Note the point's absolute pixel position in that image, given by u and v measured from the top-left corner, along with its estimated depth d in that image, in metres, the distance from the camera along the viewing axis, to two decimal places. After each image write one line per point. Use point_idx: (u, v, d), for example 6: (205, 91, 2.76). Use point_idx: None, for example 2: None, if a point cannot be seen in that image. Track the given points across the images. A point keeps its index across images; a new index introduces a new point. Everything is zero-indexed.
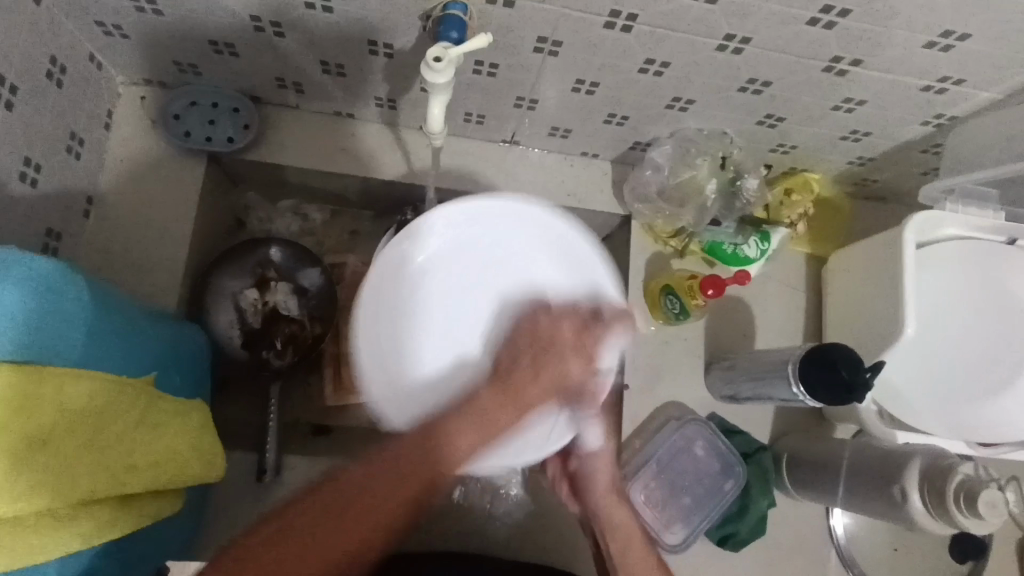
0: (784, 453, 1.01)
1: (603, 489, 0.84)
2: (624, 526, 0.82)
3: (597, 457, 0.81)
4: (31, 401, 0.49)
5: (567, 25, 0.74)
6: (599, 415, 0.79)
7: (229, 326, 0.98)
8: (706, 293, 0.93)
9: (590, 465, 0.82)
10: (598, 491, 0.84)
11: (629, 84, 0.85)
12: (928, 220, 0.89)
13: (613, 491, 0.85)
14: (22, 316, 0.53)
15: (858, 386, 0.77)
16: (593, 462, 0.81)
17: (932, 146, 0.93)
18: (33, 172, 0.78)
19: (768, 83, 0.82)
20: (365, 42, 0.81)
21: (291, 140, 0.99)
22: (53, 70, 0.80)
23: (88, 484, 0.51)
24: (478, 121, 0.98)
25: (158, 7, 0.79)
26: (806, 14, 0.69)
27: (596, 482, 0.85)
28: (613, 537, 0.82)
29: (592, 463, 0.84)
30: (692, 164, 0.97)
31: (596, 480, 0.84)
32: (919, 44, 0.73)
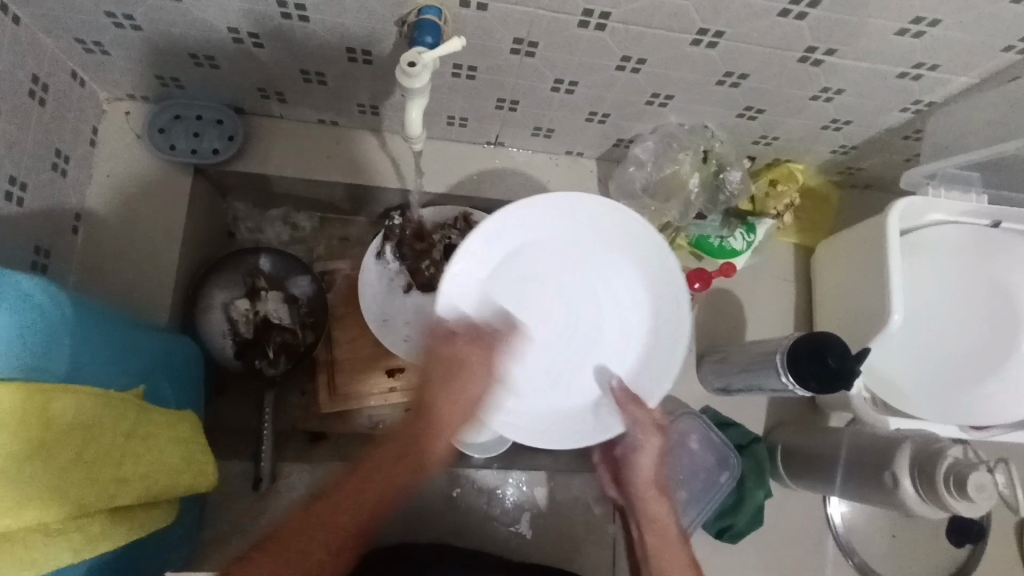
0: (779, 443, 1.02)
1: (646, 479, 0.80)
2: (660, 521, 0.77)
3: (644, 462, 0.79)
4: (18, 417, 0.49)
5: (542, 25, 0.75)
6: (659, 430, 0.78)
7: (221, 335, 0.99)
8: (693, 287, 0.92)
9: (638, 468, 0.79)
10: (639, 482, 0.80)
11: (608, 81, 0.85)
12: (914, 204, 0.90)
13: (654, 485, 0.80)
14: (5, 331, 0.53)
15: (846, 373, 0.77)
16: (641, 468, 0.79)
17: (913, 132, 0.94)
18: (19, 191, 0.79)
19: (745, 75, 0.83)
20: (343, 50, 0.82)
21: (276, 150, 0.99)
22: (35, 89, 0.80)
23: (79, 497, 0.52)
24: (461, 124, 0.98)
25: (137, 23, 0.80)
26: (778, 6, 0.70)
27: (639, 473, 0.80)
28: (648, 528, 0.76)
29: (637, 453, 0.79)
30: (676, 158, 0.97)
31: (641, 471, 0.79)
32: (892, 31, 0.73)
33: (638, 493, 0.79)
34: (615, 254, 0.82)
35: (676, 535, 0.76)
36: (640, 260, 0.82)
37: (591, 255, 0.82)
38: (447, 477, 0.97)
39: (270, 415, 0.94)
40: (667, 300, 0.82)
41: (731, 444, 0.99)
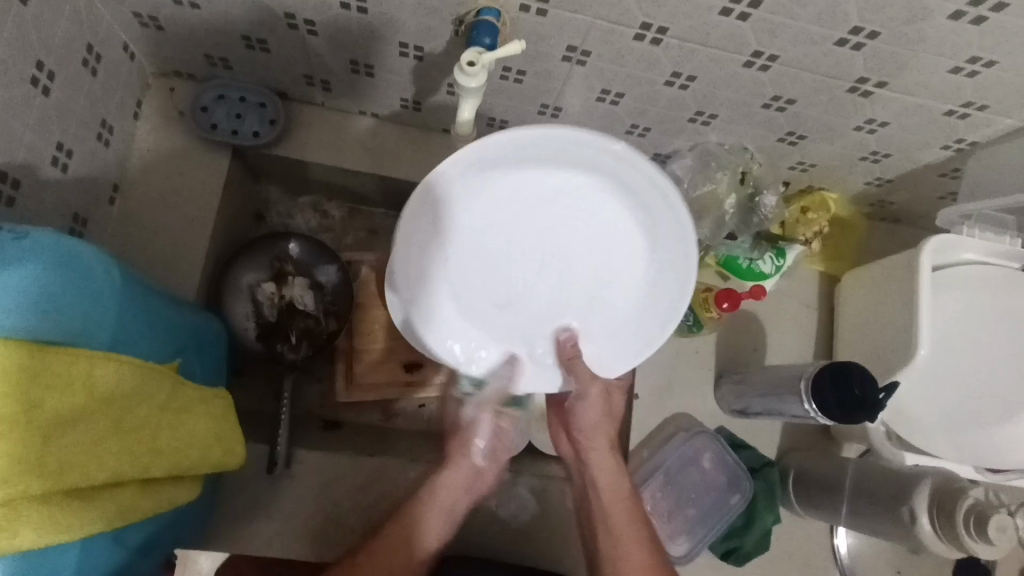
0: (791, 469, 1.01)
1: (592, 432, 0.82)
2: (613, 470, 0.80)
3: (588, 407, 0.81)
4: (64, 379, 0.49)
5: (598, 35, 0.75)
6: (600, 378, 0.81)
7: (245, 318, 0.98)
8: (721, 306, 0.93)
9: (583, 414, 0.82)
10: (587, 433, 0.82)
11: (654, 95, 0.86)
12: (946, 242, 0.90)
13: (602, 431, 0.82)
14: (54, 295, 0.52)
15: (869, 405, 0.77)
16: (585, 412, 0.81)
17: (952, 170, 0.94)
18: (64, 157, 0.80)
19: (792, 101, 0.83)
20: (395, 43, 0.82)
21: (315, 137, 1.00)
22: (89, 58, 0.81)
23: (116, 465, 0.52)
24: (500, 126, 0.99)
25: (195, 1, 0.81)
26: (836, 34, 0.70)
27: (581, 423, 0.82)
28: (601, 480, 0.80)
29: (578, 406, 0.81)
30: (713, 177, 0.97)
31: (589, 412, 0.81)
32: (946, 68, 0.73)
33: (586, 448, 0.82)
34: (618, 234, 0.80)
35: (628, 496, 0.78)
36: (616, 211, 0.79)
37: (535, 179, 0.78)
38: None
39: (289, 397, 0.93)
40: (674, 282, 0.80)
41: (744, 467, 1.00)
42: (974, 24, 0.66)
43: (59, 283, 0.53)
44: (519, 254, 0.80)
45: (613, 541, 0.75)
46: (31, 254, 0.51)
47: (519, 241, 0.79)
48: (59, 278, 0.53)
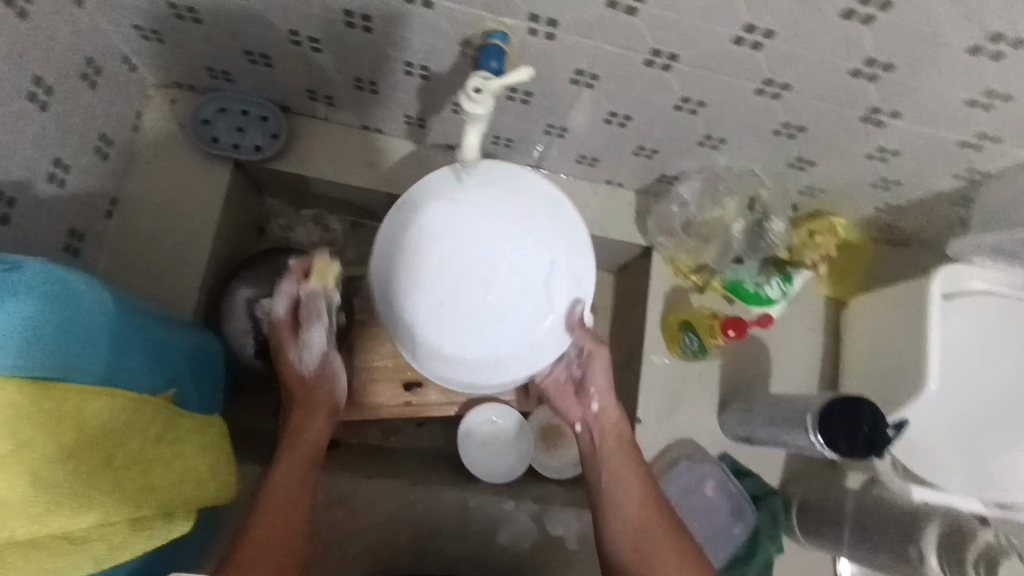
0: (794, 497, 1.00)
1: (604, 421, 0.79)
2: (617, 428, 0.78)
3: (597, 374, 0.78)
4: (58, 416, 0.48)
5: (606, 59, 0.74)
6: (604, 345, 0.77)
7: (244, 333, 0.95)
8: (727, 333, 0.92)
9: (592, 381, 0.79)
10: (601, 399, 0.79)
11: (662, 118, 0.84)
12: (956, 271, 0.89)
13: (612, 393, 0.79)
14: (43, 332, 0.50)
15: (878, 443, 0.77)
16: (593, 380, 0.78)
17: (962, 199, 0.93)
18: (61, 173, 0.78)
19: (803, 128, 0.82)
20: (401, 62, 0.81)
21: (318, 152, 0.98)
22: (88, 71, 0.80)
23: (108, 503, 0.50)
24: (506, 144, 0.97)
25: (198, 15, 0.80)
26: (849, 66, 0.69)
27: (595, 387, 0.79)
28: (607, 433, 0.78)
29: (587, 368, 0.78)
30: (721, 202, 0.96)
31: (596, 378, 0.78)
32: (960, 101, 0.72)
33: (579, 416, 0.80)
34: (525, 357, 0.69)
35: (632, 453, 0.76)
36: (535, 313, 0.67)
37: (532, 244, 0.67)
38: (456, 498, 0.95)
39: None
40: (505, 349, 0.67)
41: (747, 494, 0.98)
42: (992, 59, 0.65)
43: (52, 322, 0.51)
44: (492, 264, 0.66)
45: (614, 483, 0.74)
46: (18, 291, 0.50)
47: (533, 263, 0.67)
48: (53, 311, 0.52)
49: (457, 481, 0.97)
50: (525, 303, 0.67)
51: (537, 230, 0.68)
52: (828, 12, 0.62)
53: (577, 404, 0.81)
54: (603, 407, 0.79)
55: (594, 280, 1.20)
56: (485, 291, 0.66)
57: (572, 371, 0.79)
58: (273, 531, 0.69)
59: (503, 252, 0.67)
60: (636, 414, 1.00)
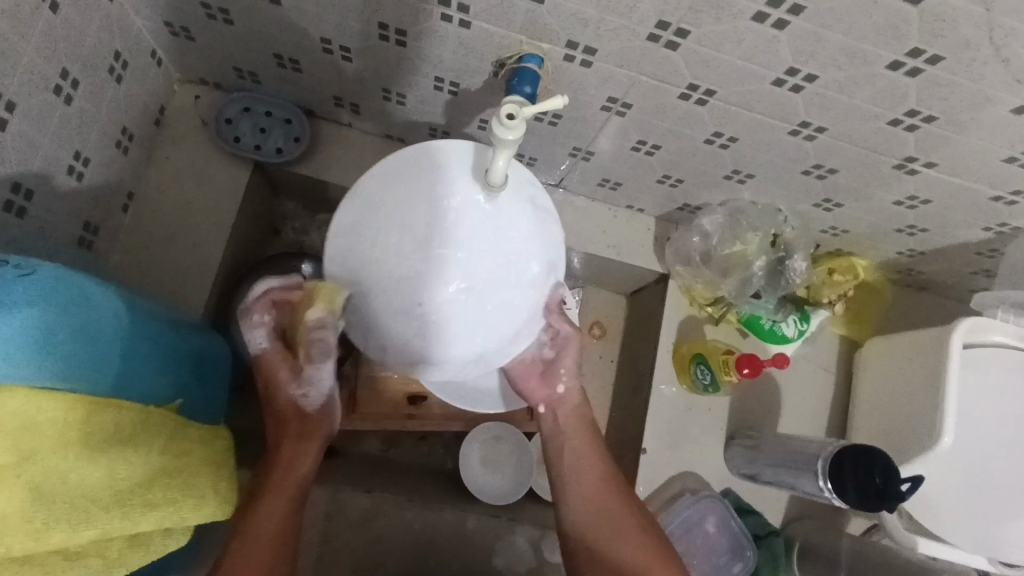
0: (796, 539, 0.98)
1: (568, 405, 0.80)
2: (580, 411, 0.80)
3: (567, 358, 0.80)
4: (58, 430, 0.47)
5: (641, 89, 0.72)
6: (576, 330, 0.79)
7: (252, 336, 0.94)
8: (741, 371, 0.90)
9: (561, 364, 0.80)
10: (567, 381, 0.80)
11: (691, 151, 0.83)
12: (981, 323, 0.88)
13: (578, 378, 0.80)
14: (43, 349, 0.48)
15: (890, 496, 0.73)
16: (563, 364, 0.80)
17: (988, 251, 0.91)
18: (81, 166, 0.77)
19: (833, 171, 0.80)
20: (431, 77, 0.80)
21: (339, 158, 0.97)
22: (115, 65, 0.79)
23: (107, 521, 0.49)
24: (529, 163, 0.96)
25: (229, 16, 0.79)
26: (889, 115, 0.67)
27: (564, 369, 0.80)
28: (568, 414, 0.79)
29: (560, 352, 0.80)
30: (743, 237, 0.94)
31: (565, 361, 0.80)
32: (999, 158, 0.70)
33: (540, 398, 0.80)
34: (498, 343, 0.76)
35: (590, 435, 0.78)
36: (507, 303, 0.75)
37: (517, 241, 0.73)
38: (454, 518, 0.94)
39: None
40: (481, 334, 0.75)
41: (749, 533, 0.97)
42: None
43: (53, 335, 0.49)
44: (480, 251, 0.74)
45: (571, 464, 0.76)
46: (19, 302, 0.47)
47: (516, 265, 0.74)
48: (55, 324, 0.49)
49: (456, 499, 0.96)
50: (507, 295, 0.75)
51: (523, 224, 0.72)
52: (874, 62, 0.61)
53: (542, 385, 0.80)
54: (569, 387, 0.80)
55: (606, 302, 1.19)
56: (476, 284, 0.74)
57: (544, 352, 0.80)
58: (257, 552, 0.63)
59: (493, 251, 0.74)
60: (641, 444, 0.99)
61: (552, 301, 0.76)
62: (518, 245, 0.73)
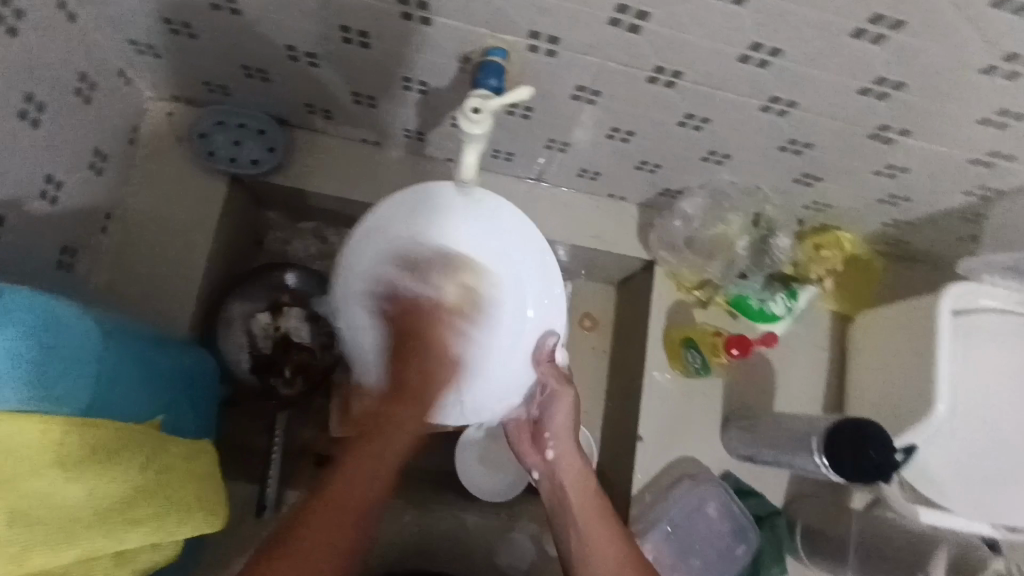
0: (799, 518, 0.98)
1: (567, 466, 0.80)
2: (573, 472, 0.79)
3: (558, 415, 0.81)
4: (34, 451, 0.48)
5: (609, 76, 0.72)
6: (566, 384, 0.82)
7: (239, 349, 0.96)
8: (731, 352, 0.91)
9: (552, 422, 0.81)
10: (559, 440, 0.81)
11: (666, 135, 0.83)
12: (964, 291, 0.87)
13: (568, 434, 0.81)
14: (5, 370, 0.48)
15: (886, 469, 0.74)
16: (554, 421, 0.81)
17: (973, 215, 0.91)
18: (54, 190, 0.77)
19: (810, 145, 0.80)
20: (400, 78, 0.80)
21: (316, 166, 0.97)
22: (83, 87, 0.79)
23: (87, 539, 0.49)
24: (507, 158, 0.95)
25: (193, 31, 0.79)
26: (859, 84, 0.67)
27: (553, 426, 0.81)
28: (567, 477, 0.79)
29: (550, 410, 0.81)
30: (725, 218, 0.95)
31: (554, 417, 0.81)
32: (974, 120, 0.70)
33: (535, 462, 0.83)
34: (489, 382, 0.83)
35: (593, 495, 0.76)
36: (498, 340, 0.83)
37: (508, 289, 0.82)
38: (454, 519, 0.93)
39: (280, 437, 0.90)
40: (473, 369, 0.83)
41: (751, 515, 0.96)
42: (1008, 79, 0.63)
43: (17, 356, 0.49)
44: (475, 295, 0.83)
45: (582, 531, 0.73)
46: None
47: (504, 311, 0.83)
48: (18, 344, 0.49)
49: (455, 501, 0.95)
50: (505, 337, 0.83)
51: (528, 277, 0.81)
52: (838, 31, 0.60)
53: (536, 450, 0.83)
54: (557, 455, 0.80)
55: (596, 293, 1.19)
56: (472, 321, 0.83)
57: (531, 411, 0.84)
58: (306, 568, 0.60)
59: (484, 297, 0.83)
60: (638, 433, 0.98)
61: (545, 351, 0.81)
62: (519, 295, 0.82)
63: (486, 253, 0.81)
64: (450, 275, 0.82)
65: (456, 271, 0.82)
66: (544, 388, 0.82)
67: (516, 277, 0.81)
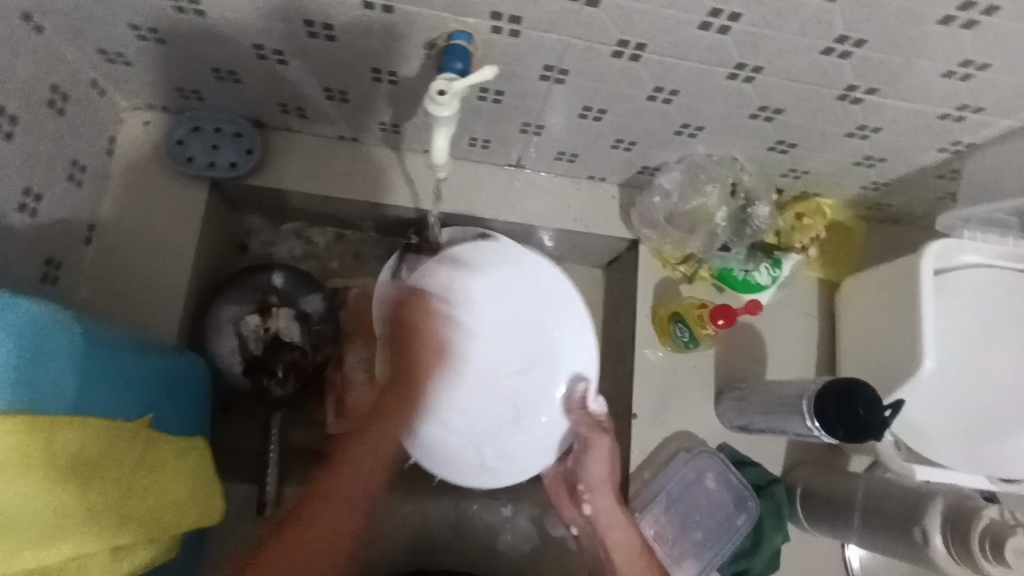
0: (797, 484, 0.98)
1: (608, 515, 0.84)
2: (620, 527, 0.84)
3: (596, 468, 0.86)
4: (19, 458, 0.47)
5: (574, 53, 0.73)
6: (606, 433, 0.86)
7: (230, 352, 0.95)
8: (717, 323, 0.91)
9: (591, 473, 0.86)
10: (601, 494, 0.86)
11: (637, 110, 0.83)
12: (948, 247, 0.87)
13: (608, 484, 0.86)
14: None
15: (875, 424, 0.74)
16: (593, 473, 0.86)
17: (949, 172, 0.91)
18: (33, 203, 0.78)
19: (780, 111, 0.80)
20: (369, 70, 0.80)
21: (294, 166, 0.97)
22: (55, 99, 0.79)
23: (82, 537, 0.50)
24: (483, 145, 0.96)
25: (161, 36, 0.79)
26: (821, 44, 0.67)
27: (588, 478, 0.86)
28: (609, 534, 0.83)
29: (586, 459, 0.86)
30: (702, 191, 0.95)
31: (593, 471, 0.85)
32: (938, 73, 0.70)
33: (576, 518, 0.89)
34: (523, 436, 0.87)
35: (634, 545, 0.82)
36: (530, 399, 0.87)
37: (539, 339, 0.88)
38: (454, 507, 0.94)
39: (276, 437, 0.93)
40: (513, 428, 0.87)
41: (749, 484, 0.97)
42: (965, 28, 0.63)
43: None
44: (506, 353, 0.87)
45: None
46: None
47: (536, 364, 0.88)
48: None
49: (454, 489, 0.96)
50: (540, 377, 0.88)
51: (544, 321, 0.88)
52: None
53: (572, 502, 0.89)
54: (595, 510, 0.85)
55: (583, 276, 1.19)
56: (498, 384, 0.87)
57: (566, 463, 0.90)
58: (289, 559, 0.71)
59: (514, 355, 0.87)
60: (632, 411, 0.99)
61: (574, 399, 0.87)
62: (559, 339, 0.88)
63: (510, 301, 0.88)
64: (476, 331, 0.86)
65: (480, 324, 0.86)
66: (581, 442, 0.87)
67: (531, 331, 0.88)
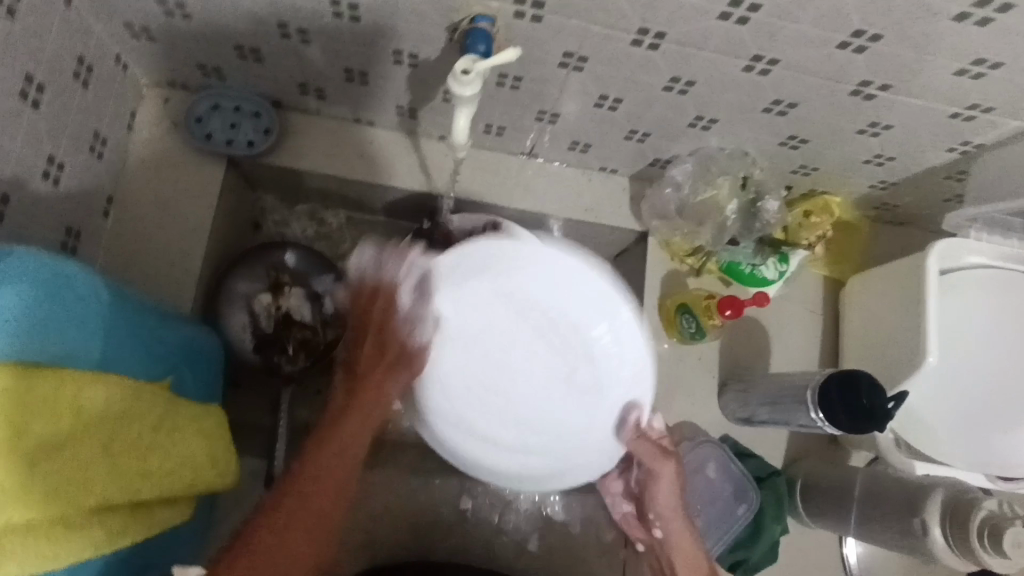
0: (798, 479, 0.99)
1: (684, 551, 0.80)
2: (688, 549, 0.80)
3: (662, 487, 0.82)
4: (49, 406, 0.50)
5: (594, 40, 0.74)
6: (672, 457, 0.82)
7: (242, 329, 0.97)
8: (724, 313, 0.92)
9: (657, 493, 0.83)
10: (675, 524, 0.82)
11: (652, 100, 0.84)
12: (952, 245, 0.88)
13: (675, 510, 0.82)
14: (24, 324, 0.50)
15: (878, 414, 0.75)
16: (659, 493, 0.82)
17: (957, 173, 0.92)
18: (56, 171, 0.79)
19: (794, 105, 0.81)
20: (390, 51, 0.81)
21: (311, 146, 0.99)
22: (80, 70, 0.81)
23: (104, 490, 0.52)
24: (498, 133, 0.97)
25: (187, 11, 0.80)
26: (838, 37, 0.69)
27: (658, 507, 0.83)
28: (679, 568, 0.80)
29: (655, 482, 0.82)
30: (714, 182, 0.97)
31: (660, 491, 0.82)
32: (951, 71, 0.72)
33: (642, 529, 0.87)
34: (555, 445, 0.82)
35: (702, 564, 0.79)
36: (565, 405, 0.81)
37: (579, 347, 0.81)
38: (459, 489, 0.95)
39: (285, 413, 0.94)
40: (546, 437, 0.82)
41: (750, 476, 0.96)
42: (980, 25, 0.64)
43: (27, 310, 0.51)
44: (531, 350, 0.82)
45: None
46: None
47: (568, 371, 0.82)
48: (32, 301, 0.51)
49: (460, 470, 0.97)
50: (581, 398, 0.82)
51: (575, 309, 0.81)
52: None
53: (644, 530, 0.88)
54: (667, 536, 0.82)
55: None
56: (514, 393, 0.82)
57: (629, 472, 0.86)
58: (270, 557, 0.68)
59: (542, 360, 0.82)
60: None
61: (629, 426, 0.81)
62: (601, 355, 0.81)
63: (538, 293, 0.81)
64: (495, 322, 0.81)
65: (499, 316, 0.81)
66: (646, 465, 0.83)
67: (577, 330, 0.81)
